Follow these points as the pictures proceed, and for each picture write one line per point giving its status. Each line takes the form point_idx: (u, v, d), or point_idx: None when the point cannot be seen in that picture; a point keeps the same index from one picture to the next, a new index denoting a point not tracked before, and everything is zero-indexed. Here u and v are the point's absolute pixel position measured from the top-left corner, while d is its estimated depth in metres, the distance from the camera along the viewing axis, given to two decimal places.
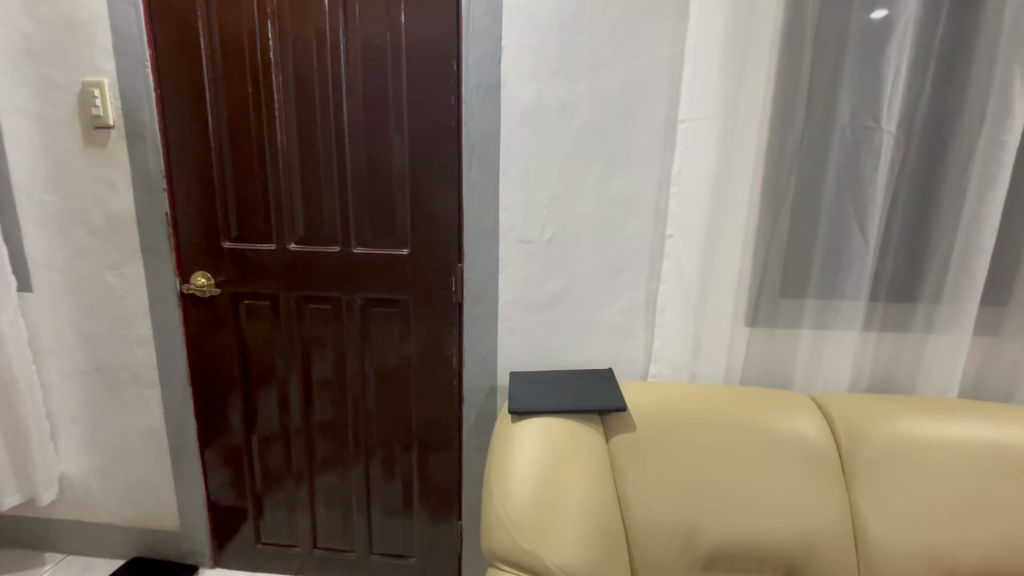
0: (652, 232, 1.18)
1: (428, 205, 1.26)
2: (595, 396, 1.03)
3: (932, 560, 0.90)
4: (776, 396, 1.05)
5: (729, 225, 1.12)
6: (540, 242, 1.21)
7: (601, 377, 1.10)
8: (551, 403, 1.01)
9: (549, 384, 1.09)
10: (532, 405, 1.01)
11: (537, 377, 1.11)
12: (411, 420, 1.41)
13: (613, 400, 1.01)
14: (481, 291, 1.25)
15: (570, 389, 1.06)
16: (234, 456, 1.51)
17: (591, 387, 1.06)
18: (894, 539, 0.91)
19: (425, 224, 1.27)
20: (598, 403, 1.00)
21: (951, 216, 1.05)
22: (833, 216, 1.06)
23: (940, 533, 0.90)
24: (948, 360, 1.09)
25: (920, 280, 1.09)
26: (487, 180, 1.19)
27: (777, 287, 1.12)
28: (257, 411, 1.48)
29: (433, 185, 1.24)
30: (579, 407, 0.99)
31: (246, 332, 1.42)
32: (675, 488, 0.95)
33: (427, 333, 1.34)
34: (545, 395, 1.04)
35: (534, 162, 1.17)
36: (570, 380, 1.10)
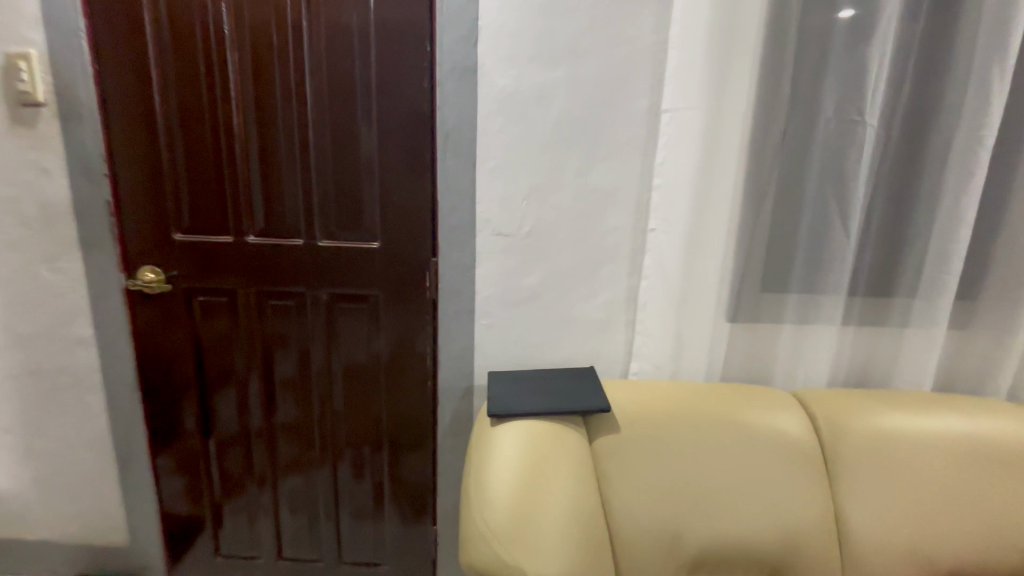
0: (634, 225, 1.14)
1: (400, 195, 1.18)
2: (578, 396, 0.99)
3: (915, 557, 0.90)
4: (757, 393, 1.04)
5: (713, 218, 1.08)
6: (518, 236, 1.16)
7: (583, 374, 1.06)
8: (533, 405, 0.97)
9: (530, 383, 1.04)
10: (512, 408, 0.96)
11: (517, 376, 1.06)
12: (383, 422, 1.34)
13: (597, 400, 0.97)
14: (457, 287, 1.19)
15: (552, 389, 1.02)
16: (191, 462, 1.41)
17: (574, 387, 1.02)
18: (878, 538, 0.90)
19: (397, 216, 1.20)
20: (582, 404, 0.96)
21: (928, 212, 1.05)
22: (814, 210, 1.05)
23: (923, 529, 0.90)
24: (922, 354, 1.10)
25: (896, 275, 1.10)
26: (462, 170, 1.13)
27: (759, 282, 1.11)
28: (214, 413, 1.38)
29: (405, 174, 1.17)
30: (562, 409, 0.95)
31: (200, 328, 1.32)
32: (662, 493, 0.92)
33: (399, 331, 1.27)
34: (526, 396, 0.99)
35: (512, 151, 1.12)
36: (552, 378, 1.05)
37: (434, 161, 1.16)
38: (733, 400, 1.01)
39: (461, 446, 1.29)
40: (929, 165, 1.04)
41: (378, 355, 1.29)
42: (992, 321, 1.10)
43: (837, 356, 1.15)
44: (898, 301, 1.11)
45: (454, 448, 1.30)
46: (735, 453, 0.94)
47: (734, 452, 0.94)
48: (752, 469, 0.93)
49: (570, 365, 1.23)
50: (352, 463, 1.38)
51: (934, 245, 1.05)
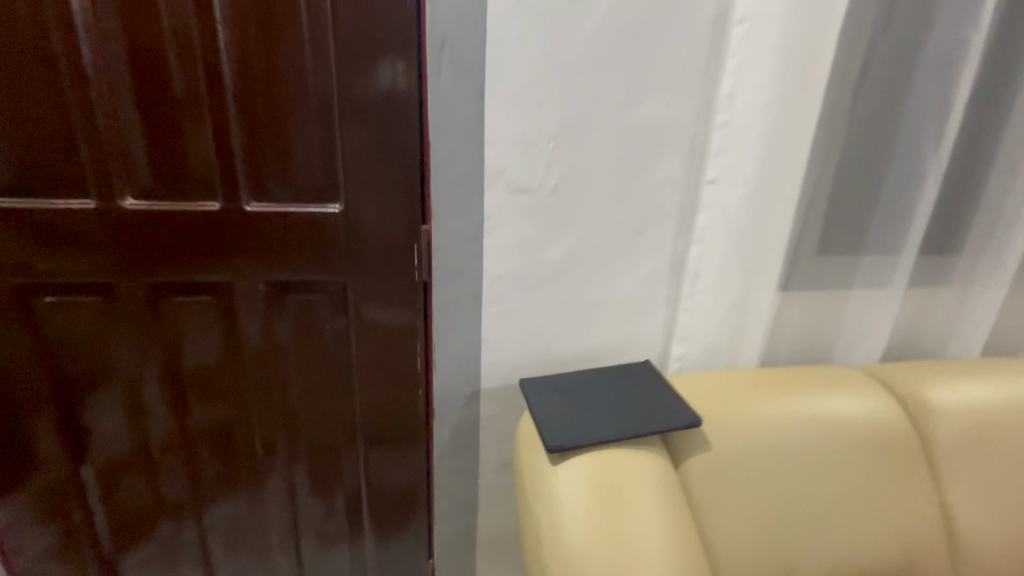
0: (687, 175, 0.89)
1: (370, 136, 0.81)
2: (655, 405, 0.75)
3: (1016, 541, 0.82)
4: (835, 377, 0.90)
5: (793, 164, 0.86)
6: (540, 194, 0.86)
7: (647, 371, 0.83)
8: (601, 426, 0.72)
9: (585, 391, 0.79)
10: (574, 434, 0.71)
11: (563, 383, 0.81)
12: (356, 441, 1.00)
13: (682, 412, 0.73)
14: (458, 264, 0.88)
15: (612, 399, 0.77)
16: (61, 502, 0.98)
17: (643, 392, 0.78)
18: (983, 526, 0.82)
19: (368, 167, 0.82)
20: (665, 419, 0.72)
21: (1001, 157, 0.93)
22: (898, 153, 0.88)
23: (1022, 510, 0.83)
24: (974, 317, 1.02)
25: (959, 229, 0.98)
26: (465, 97, 0.79)
27: (826, 243, 0.93)
28: (90, 431, 0.94)
29: (378, 105, 0.80)
30: (642, 429, 0.71)
31: (50, 314, 0.86)
32: (764, 508, 0.77)
33: (376, 319, 0.92)
34: (587, 413, 0.74)
35: (536, 72, 0.79)
36: (608, 381, 0.81)
37: (423, 86, 0.80)
38: (817, 391, 0.86)
39: (464, 466, 1.03)
40: (1020, 103, 0.89)
41: (339, 327, 0.92)
42: None
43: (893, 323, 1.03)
44: (958, 260, 1.00)
45: (454, 469, 1.03)
46: (832, 460, 0.80)
47: (831, 459, 0.80)
48: (852, 475, 0.80)
49: (599, 356, 0.99)
50: (313, 481, 1.02)
51: (1005, 196, 0.95)
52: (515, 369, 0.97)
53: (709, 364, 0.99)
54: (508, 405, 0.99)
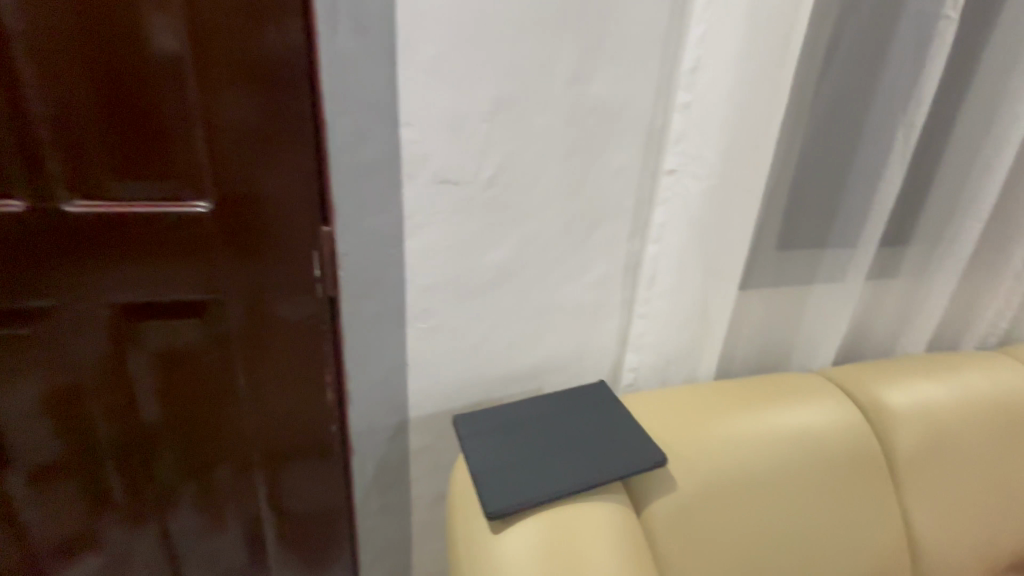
0: (642, 164, 0.77)
1: (244, 114, 0.62)
2: (614, 443, 0.65)
3: (973, 550, 0.80)
4: (796, 385, 0.84)
5: (761, 151, 0.75)
6: (473, 186, 0.71)
7: (603, 397, 0.73)
8: (553, 476, 0.61)
9: (532, 430, 0.68)
10: (519, 493, 0.59)
11: (507, 420, 0.69)
12: (255, 485, 0.83)
13: (644, 450, 0.64)
14: (373, 275, 0.72)
15: (562, 440, 0.66)
16: None
17: (600, 425, 0.68)
18: (946, 539, 0.78)
19: (244, 153, 0.64)
20: (626, 461, 0.62)
21: (962, 146, 0.88)
22: (861, 140, 0.81)
23: (978, 517, 0.80)
24: (922, 311, 1.00)
25: (912, 221, 0.95)
26: (370, 64, 0.61)
27: (785, 237, 0.86)
28: None
29: (252, 73, 0.61)
30: (601, 477, 0.60)
31: None
32: (731, 545, 0.69)
33: (269, 341, 0.74)
34: (536, 459, 0.63)
35: (462, 32, 0.62)
36: (557, 420, 0.69)
37: (312, 43, 0.61)
38: (779, 404, 0.79)
39: (393, 505, 0.88)
40: (986, 89, 0.83)
41: (220, 353, 0.74)
42: (986, 270, 1.01)
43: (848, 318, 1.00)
44: (909, 253, 0.97)
45: (382, 509, 0.88)
46: (801, 483, 0.73)
47: (800, 482, 0.73)
48: (821, 497, 0.74)
49: (546, 371, 0.87)
50: (202, 536, 0.84)
51: (962, 187, 0.91)
52: (450, 393, 0.83)
53: (666, 374, 0.90)
54: (442, 433, 0.85)
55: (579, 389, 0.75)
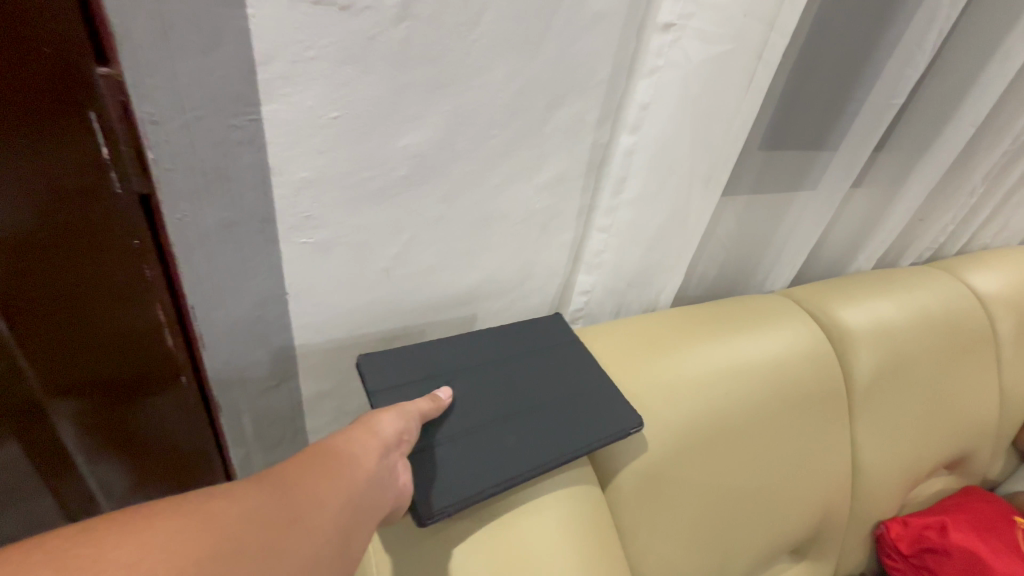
0: (632, 10, 0.52)
1: None
2: (574, 408, 0.57)
3: (904, 468, 0.82)
4: (763, 307, 0.74)
5: (790, 8, 0.54)
6: (375, 19, 0.43)
7: (556, 342, 0.63)
8: (506, 452, 0.51)
9: (475, 384, 0.56)
10: (486, 472, 0.49)
11: (435, 368, 0.56)
12: (69, 439, 0.60)
13: (607, 419, 0.56)
14: (212, 166, 0.46)
15: (528, 398, 0.57)
16: None
17: (557, 381, 0.59)
18: (885, 461, 0.78)
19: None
20: (588, 436, 0.54)
21: (986, 30, 0.73)
22: (882, 8, 0.64)
23: (913, 436, 0.81)
24: (882, 225, 0.94)
25: (902, 122, 0.81)
26: None
27: (773, 135, 0.71)
28: None
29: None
30: (562, 454, 0.52)
31: None
32: (698, 496, 0.62)
33: (38, 256, 0.46)
34: (483, 428, 0.53)
35: None
36: (514, 367, 0.59)
37: None
38: (748, 330, 0.69)
39: (286, 455, 0.72)
40: None
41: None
42: (948, 184, 0.95)
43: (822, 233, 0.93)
44: (886, 160, 0.86)
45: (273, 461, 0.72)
46: (769, 419, 0.66)
47: (769, 417, 0.66)
48: (788, 432, 0.68)
49: (480, 296, 0.69)
50: (14, 495, 0.64)
51: (971, 85, 0.78)
52: (353, 328, 0.63)
53: (623, 298, 0.77)
54: (345, 374, 0.67)
55: (528, 326, 0.65)
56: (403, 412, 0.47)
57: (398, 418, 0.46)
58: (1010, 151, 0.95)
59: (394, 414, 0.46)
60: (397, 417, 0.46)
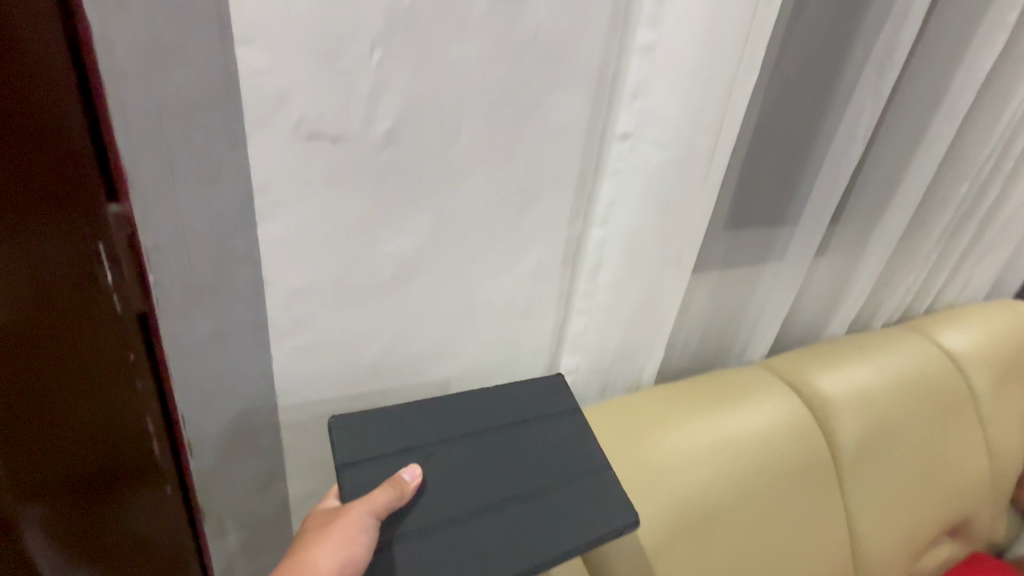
0: (591, 123, 0.59)
1: None
2: (567, 500, 0.55)
3: (905, 540, 0.81)
4: (743, 380, 0.76)
5: (729, 117, 0.61)
6: (362, 147, 0.49)
7: (553, 411, 0.62)
8: (480, 557, 0.50)
9: (457, 462, 0.56)
10: (451, 570, 0.49)
11: (417, 441, 0.56)
12: (32, 548, 0.55)
13: (604, 510, 0.55)
14: (210, 282, 0.49)
15: (512, 474, 0.56)
16: None
17: (549, 462, 0.58)
18: (884, 535, 0.78)
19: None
20: (578, 535, 0.53)
21: (909, 118, 0.82)
22: (814, 108, 0.72)
23: (909, 504, 0.81)
24: (849, 291, 0.99)
25: (853, 197, 0.89)
26: None
27: (734, 217, 0.77)
28: None
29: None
30: (538, 562, 0.50)
31: None
32: None
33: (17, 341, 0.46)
34: (459, 520, 0.52)
35: None
36: (507, 440, 0.59)
37: None
38: (731, 406, 0.71)
39: (270, 560, 0.70)
40: (935, 60, 0.78)
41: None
42: (904, 250, 1.02)
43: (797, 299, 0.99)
44: (842, 232, 0.92)
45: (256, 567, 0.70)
46: (761, 498, 0.66)
47: (759, 495, 0.66)
48: (781, 511, 0.68)
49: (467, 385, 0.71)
50: None
51: (904, 165, 0.86)
52: None
53: (607, 378, 0.78)
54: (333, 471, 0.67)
55: (527, 390, 0.64)
56: (352, 527, 0.46)
57: (344, 541, 0.45)
58: (955, 218, 1.03)
59: (339, 537, 0.45)
60: (342, 543, 0.45)
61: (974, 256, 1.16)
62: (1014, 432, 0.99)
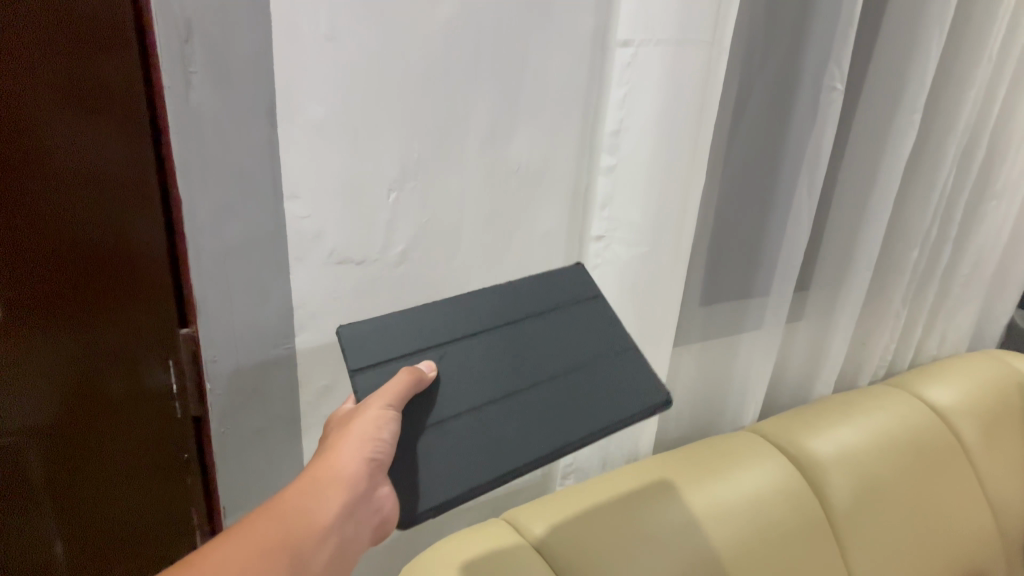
0: (569, 231, 0.71)
1: (77, 197, 0.51)
2: (593, 379, 0.57)
3: None
4: (734, 446, 0.81)
5: (688, 217, 0.72)
6: (381, 265, 0.60)
7: (571, 301, 0.62)
8: (501, 446, 0.52)
9: (471, 357, 0.56)
10: (480, 460, 0.51)
11: (429, 340, 0.56)
12: None
13: (634, 396, 0.57)
14: (255, 384, 0.59)
15: (533, 363, 0.57)
16: None
17: (568, 350, 0.59)
18: None
19: (35, 170, 0.49)
20: (608, 414, 0.55)
21: (851, 199, 0.94)
22: (762, 203, 0.83)
23: (910, 562, 0.83)
24: (828, 354, 1.05)
25: (814, 266, 0.99)
26: (240, 144, 0.51)
27: (707, 293, 0.87)
28: None
29: (54, 53, 0.47)
30: (564, 443, 0.53)
31: None
32: None
33: (98, 412, 0.59)
34: (481, 410, 0.53)
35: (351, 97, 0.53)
36: (523, 334, 0.59)
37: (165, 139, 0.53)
38: (721, 472, 0.75)
39: None
40: (863, 154, 0.91)
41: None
42: (875, 312, 1.10)
43: (782, 357, 1.06)
44: (813, 297, 1.01)
45: None
46: (757, 562, 0.70)
47: (754, 557, 0.70)
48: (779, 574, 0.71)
49: None
50: None
51: (853, 240, 0.96)
52: None
53: (607, 450, 0.84)
54: None
55: (546, 279, 0.63)
56: (371, 428, 0.48)
57: (362, 442, 0.48)
58: (916, 279, 1.12)
59: (357, 439, 0.48)
60: (360, 446, 0.48)
61: (946, 310, 1.23)
62: (1010, 484, 1.01)
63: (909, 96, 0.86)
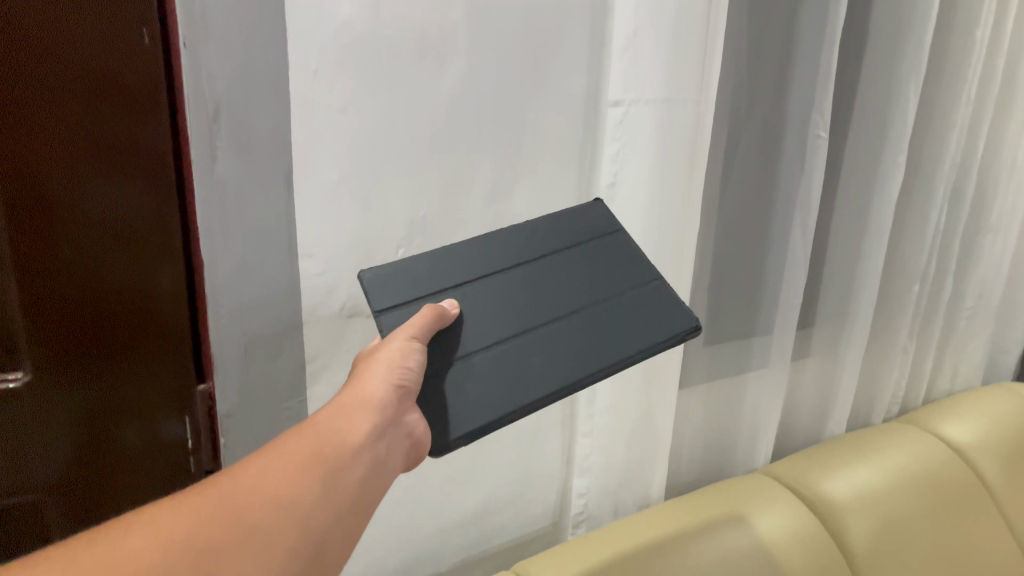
0: None
1: (112, 264, 0.56)
2: (620, 312, 0.57)
3: None
4: (747, 489, 0.80)
5: (684, 262, 0.74)
6: None
7: (591, 237, 0.62)
8: (531, 374, 0.52)
9: (493, 294, 0.56)
10: (508, 388, 0.52)
11: (450, 279, 0.55)
12: None
13: (659, 323, 0.57)
14: (267, 437, 0.61)
15: (555, 293, 0.57)
16: None
17: (591, 282, 0.58)
18: None
19: (74, 240, 0.54)
20: (634, 341, 0.55)
21: (847, 239, 0.96)
22: (758, 245, 0.85)
23: None
24: (838, 391, 1.04)
25: (817, 304, 1.00)
26: (260, 210, 0.55)
27: (711, 335, 0.88)
28: None
29: (96, 129, 0.52)
30: (592, 371, 0.53)
31: None
32: None
33: (116, 463, 0.61)
34: (507, 342, 0.53)
35: (364, 162, 0.57)
36: (544, 270, 0.58)
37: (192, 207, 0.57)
38: (735, 517, 0.74)
39: None
40: (854, 196, 0.94)
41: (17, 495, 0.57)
42: (882, 348, 1.10)
43: (791, 395, 1.06)
44: (818, 335, 1.01)
45: None
46: None
47: None
48: None
49: (486, 513, 0.78)
50: None
51: (852, 279, 0.97)
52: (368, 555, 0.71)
53: (618, 498, 0.83)
54: None
55: (564, 217, 0.62)
56: (397, 355, 0.49)
57: (390, 367, 0.49)
58: (920, 314, 1.13)
59: (385, 364, 0.49)
60: (388, 372, 0.48)
61: (954, 344, 1.23)
62: None
63: (893, 142, 0.90)
